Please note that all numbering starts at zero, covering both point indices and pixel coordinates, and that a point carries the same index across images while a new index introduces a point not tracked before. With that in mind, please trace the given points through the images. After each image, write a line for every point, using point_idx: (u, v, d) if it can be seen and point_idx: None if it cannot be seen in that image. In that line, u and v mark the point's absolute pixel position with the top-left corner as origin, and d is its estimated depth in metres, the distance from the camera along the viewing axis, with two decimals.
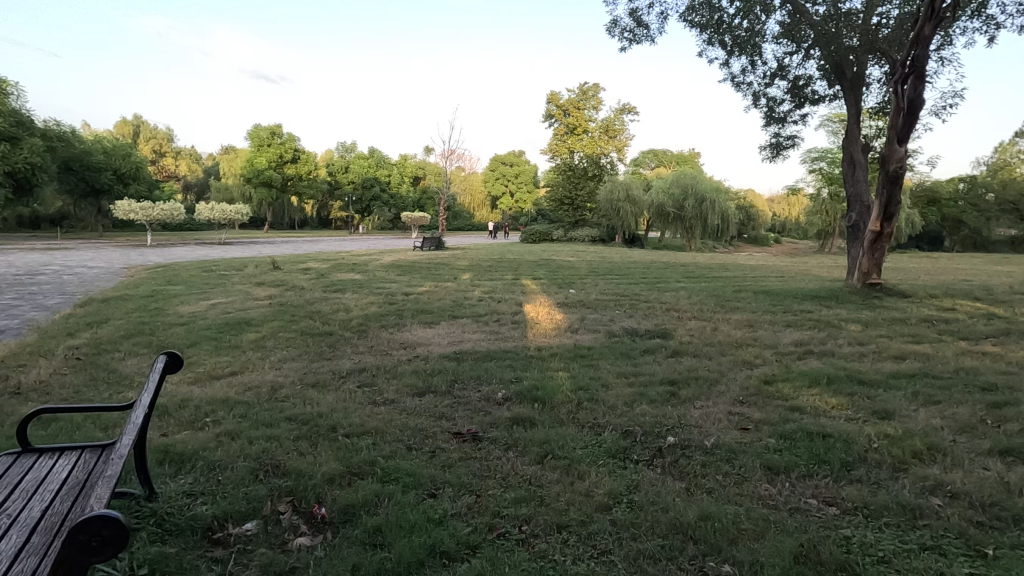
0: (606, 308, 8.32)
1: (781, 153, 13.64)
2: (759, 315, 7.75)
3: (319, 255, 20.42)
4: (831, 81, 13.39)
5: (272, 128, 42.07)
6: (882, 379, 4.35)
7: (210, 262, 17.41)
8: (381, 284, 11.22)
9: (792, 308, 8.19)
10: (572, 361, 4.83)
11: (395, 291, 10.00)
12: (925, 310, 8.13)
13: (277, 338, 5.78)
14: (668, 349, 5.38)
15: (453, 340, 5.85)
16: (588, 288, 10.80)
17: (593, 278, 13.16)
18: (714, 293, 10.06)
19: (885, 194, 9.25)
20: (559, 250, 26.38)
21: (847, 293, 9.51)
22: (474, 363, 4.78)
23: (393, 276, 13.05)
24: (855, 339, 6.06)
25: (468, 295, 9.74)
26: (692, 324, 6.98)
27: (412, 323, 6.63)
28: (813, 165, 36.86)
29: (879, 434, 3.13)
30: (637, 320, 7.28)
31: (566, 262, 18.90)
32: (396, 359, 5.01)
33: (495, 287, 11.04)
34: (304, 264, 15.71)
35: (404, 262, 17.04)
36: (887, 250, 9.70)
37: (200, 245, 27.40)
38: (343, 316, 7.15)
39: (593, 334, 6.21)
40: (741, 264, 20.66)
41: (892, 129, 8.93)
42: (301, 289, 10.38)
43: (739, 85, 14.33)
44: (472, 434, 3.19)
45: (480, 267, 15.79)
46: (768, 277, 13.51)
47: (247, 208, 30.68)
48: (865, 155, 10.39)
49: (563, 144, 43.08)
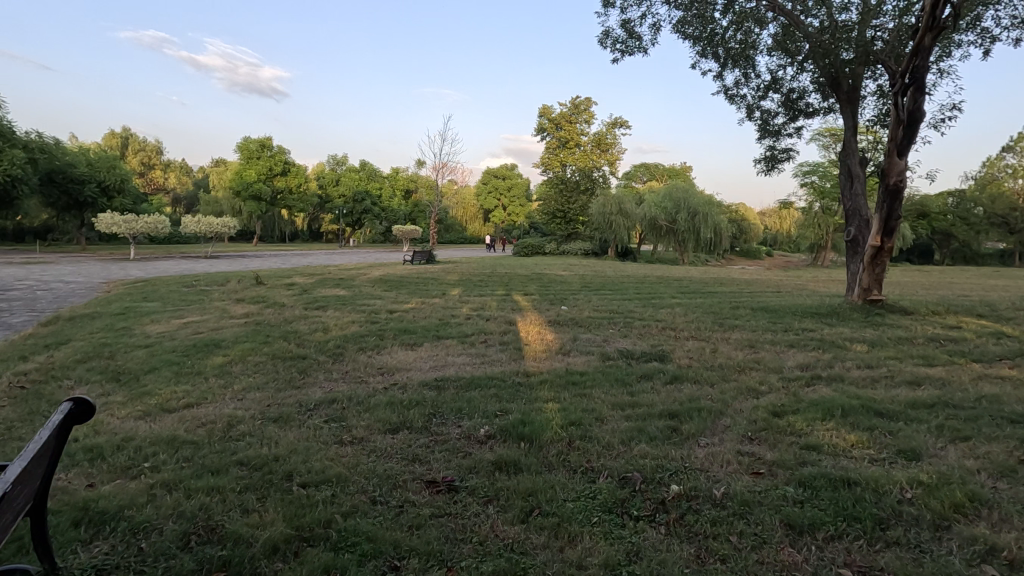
0: (599, 326, 7.95)
1: (776, 166, 13.43)
2: (759, 334, 7.41)
3: (305, 269, 19.98)
4: (826, 94, 13.23)
5: (262, 141, 41.69)
6: (901, 409, 4.00)
7: (192, 277, 16.90)
8: (365, 301, 10.79)
9: (793, 327, 7.87)
10: (562, 389, 4.45)
11: (380, 308, 9.61)
12: (930, 329, 7.81)
13: (245, 363, 5.34)
14: (666, 374, 5.00)
15: (436, 363, 5.45)
16: (581, 305, 10.42)
17: (586, 294, 12.79)
18: (711, 310, 9.72)
19: (885, 208, 8.99)
20: (551, 264, 26.11)
21: (847, 310, 9.20)
22: (455, 392, 4.38)
23: (379, 291, 12.64)
24: (863, 362, 5.71)
25: (456, 312, 9.35)
26: (689, 345, 6.63)
27: (394, 345, 6.22)
28: (804, 179, 36.91)
29: (912, 481, 2.76)
30: (632, 340, 6.90)
31: (558, 276, 18.60)
32: (372, 387, 4.60)
33: (484, 303, 10.67)
34: (288, 279, 15.24)
35: (393, 276, 16.65)
36: (888, 265, 9.43)
37: (185, 259, 26.89)
38: (321, 336, 6.72)
39: (585, 356, 5.83)
40: (735, 278, 20.42)
41: (892, 141, 8.70)
42: (281, 307, 9.94)
43: (732, 97, 14.15)
44: (448, 483, 2.79)
45: (470, 282, 15.42)
46: (765, 293, 13.19)
47: (235, 221, 30.24)
48: (863, 168, 10.18)
49: (556, 157, 43.07)
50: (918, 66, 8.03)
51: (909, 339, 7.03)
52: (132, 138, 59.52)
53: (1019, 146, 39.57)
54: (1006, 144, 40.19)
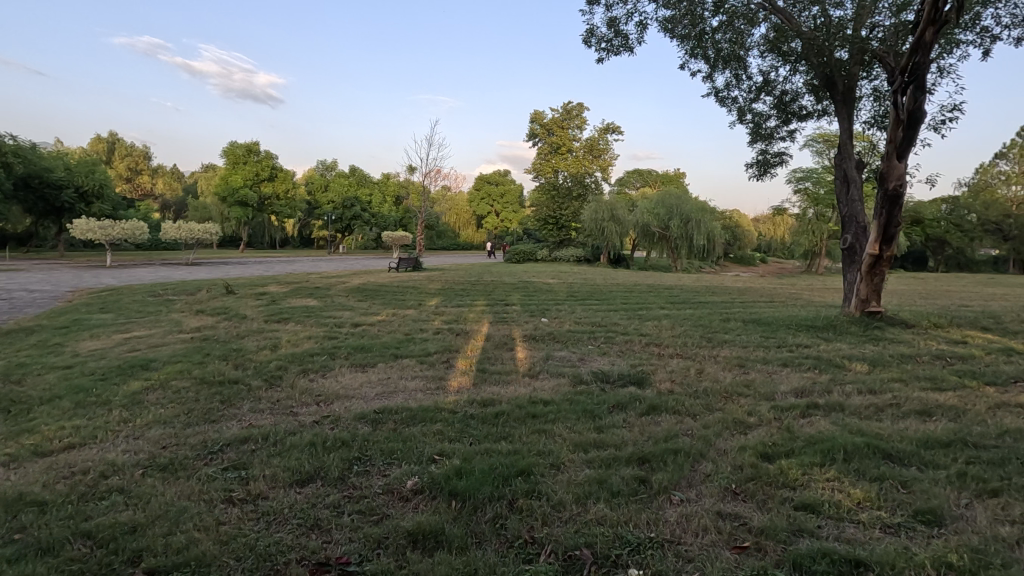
0: (577, 342, 7.30)
1: (768, 171, 12.90)
2: (750, 350, 6.82)
3: (283, 277, 19.30)
4: (819, 96, 12.76)
5: (248, 145, 41.00)
6: (913, 450, 3.40)
7: (163, 285, 16.19)
8: (333, 312, 10.13)
9: (787, 342, 7.27)
10: (519, 424, 3.81)
11: (346, 321, 8.94)
12: (934, 344, 7.26)
13: (164, 390, 4.66)
14: (643, 403, 4.38)
15: (385, 389, 4.81)
16: (562, 317, 9.82)
17: (571, 304, 12.20)
18: (700, 322, 9.12)
19: (884, 214, 8.45)
20: (540, 271, 25.55)
21: (844, 323, 8.64)
22: (394, 429, 3.74)
23: (353, 301, 12.00)
24: (864, 386, 5.11)
25: (427, 325, 8.70)
26: (673, 364, 6.02)
27: (345, 365, 5.58)
28: (798, 185, 36.56)
29: (938, 562, 2.15)
30: (611, 359, 6.27)
31: (545, 285, 17.99)
32: (301, 420, 3.97)
33: (458, 314, 10.05)
34: (262, 288, 14.60)
35: (372, 284, 15.96)
36: (887, 275, 8.88)
37: (165, 266, 26.18)
38: (266, 355, 6.04)
39: (555, 379, 5.21)
40: (728, 286, 19.89)
41: (891, 142, 8.15)
42: (241, 320, 9.25)
43: (723, 99, 13.64)
44: (343, 567, 2.16)
45: (451, 291, 14.78)
46: (759, 303, 12.60)
47: (218, 227, 29.55)
48: (859, 172, 9.65)
49: (548, 163, 42.56)
50: (919, 63, 7.48)
51: (912, 357, 6.46)
52: (119, 143, 58.63)
53: (1012, 153, 39.40)
54: (999, 151, 40.00)
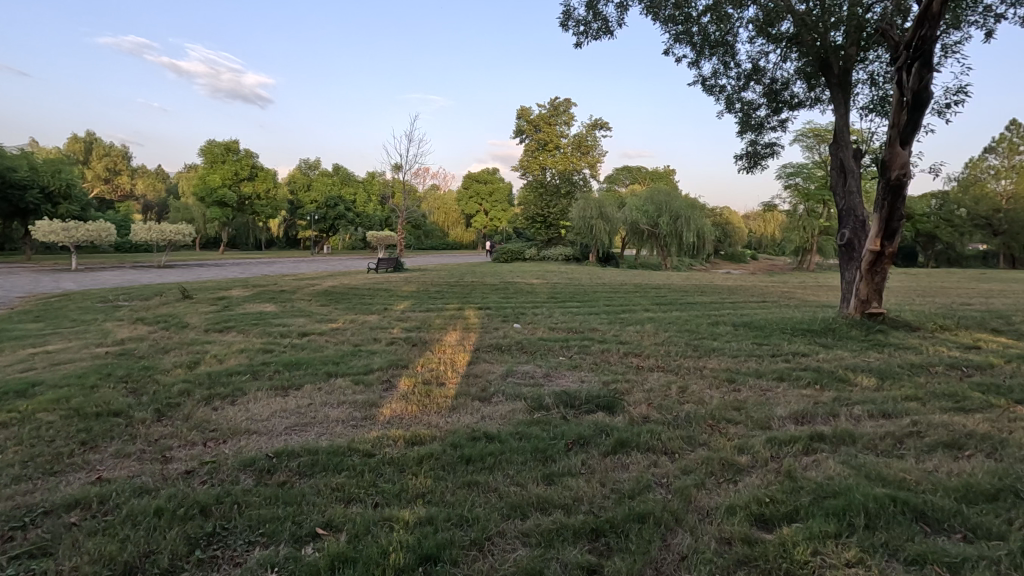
0: (547, 354, 6.43)
1: (759, 163, 12.16)
2: (741, 361, 6.01)
3: (253, 280, 18.33)
4: (811, 83, 12.01)
5: (227, 144, 39.71)
6: (954, 508, 2.59)
7: (120, 290, 15.16)
8: (286, 320, 9.21)
9: (782, 351, 6.47)
10: (447, 474, 2.97)
11: (296, 330, 8.02)
12: (944, 351, 6.50)
13: (21, 425, 3.75)
14: (610, 438, 3.54)
15: (299, 421, 3.94)
16: (537, 323, 8.99)
17: (550, 307, 11.35)
18: (687, 327, 8.30)
19: (886, 206, 7.71)
20: (525, 271, 24.66)
21: (842, 326, 7.89)
22: (283, 484, 2.88)
23: (314, 306, 11.07)
24: (876, 407, 4.32)
25: (384, 333, 7.82)
26: (652, 380, 5.19)
27: (265, 388, 4.69)
28: (788, 181, 36.06)
29: None
30: (582, 374, 5.41)
31: (528, 285, 17.15)
32: (170, 470, 3.09)
33: (424, 320, 9.16)
34: (222, 293, 13.63)
35: (342, 287, 15.02)
36: (889, 273, 8.13)
37: (134, 269, 25.05)
38: (178, 374, 5.14)
39: (511, 404, 4.36)
40: (717, 284, 19.18)
41: (894, 128, 7.34)
42: (179, 328, 8.32)
43: (710, 88, 12.88)
44: None
45: (424, 293, 13.89)
46: (752, 303, 11.80)
47: (191, 228, 28.41)
48: (858, 161, 8.89)
49: (535, 160, 41.46)
50: (925, 37, 6.66)
51: (923, 368, 5.69)
52: (97, 142, 56.76)
53: (1001, 147, 39.17)
54: (988, 145, 39.75)
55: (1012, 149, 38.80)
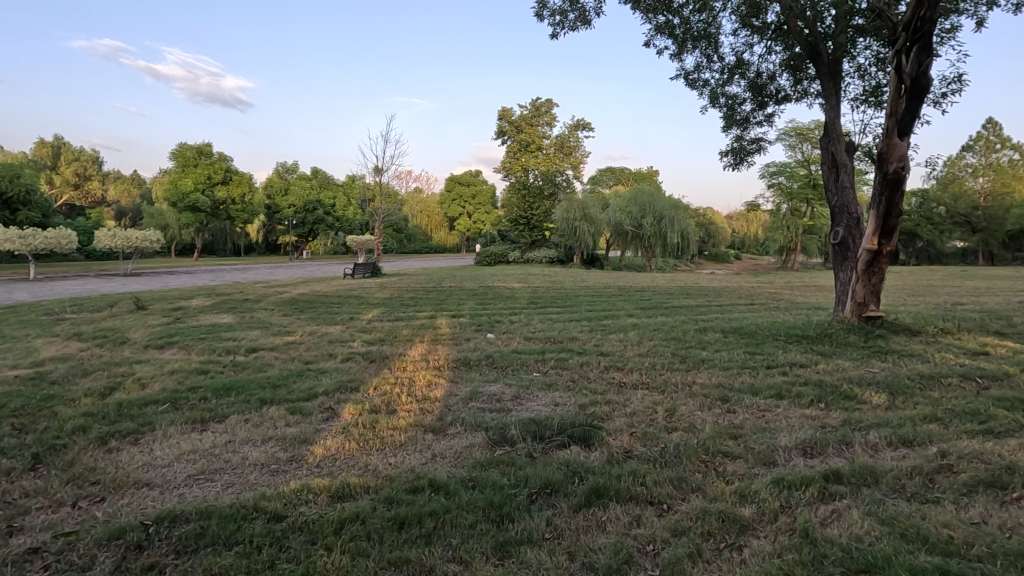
0: (519, 370, 5.76)
1: (745, 159, 11.65)
2: (734, 375, 5.38)
3: (220, 288, 17.42)
4: (797, 75, 11.54)
5: (199, 147, 38.52)
6: None
7: (71, 300, 14.17)
8: (239, 333, 8.42)
9: (776, 361, 5.89)
10: (370, 549, 2.30)
11: (245, 345, 7.26)
12: (952, 358, 5.96)
13: None
14: (584, 486, 2.88)
15: (207, 467, 3.23)
16: (513, 332, 8.34)
17: (528, 313, 10.70)
18: (673, 334, 7.68)
19: (883, 201, 7.20)
20: (507, 274, 23.97)
21: (839, 331, 7.35)
22: (152, 570, 2.19)
23: (276, 316, 10.29)
24: (893, 433, 3.71)
25: (342, 347, 7.08)
26: (635, 401, 4.55)
27: (177, 422, 3.95)
28: (771, 180, 35.96)
29: None
30: (556, 394, 4.76)
31: (508, 290, 16.52)
32: (9, 548, 2.37)
33: (389, 332, 8.42)
34: (180, 303, 12.75)
35: (311, 295, 14.20)
36: (886, 273, 7.63)
37: (98, 278, 23.90)
38: (83, 405, 4.37)
39: (470, 437, 3.69)
40: (703, 286, 18.70)
41: (891, 117, 6.78)
42: (115, 345, 7.49)
43: (693, 82, 12.37)
44: None
45: (397, 300, 13.12)
46: (740, 306, 11.24)
47: (159, 235, 27.28)
48: (850, 156, 8.38)
49: (517, 161, 40.79)
50: (926, 16, 6.07)
51: (934, 380, 5.12)
52: (66, 147, 54.81)
53: (978, 146, 39.38)
54: (965, 144, 39.93)
55: (989, 147, 39.01)
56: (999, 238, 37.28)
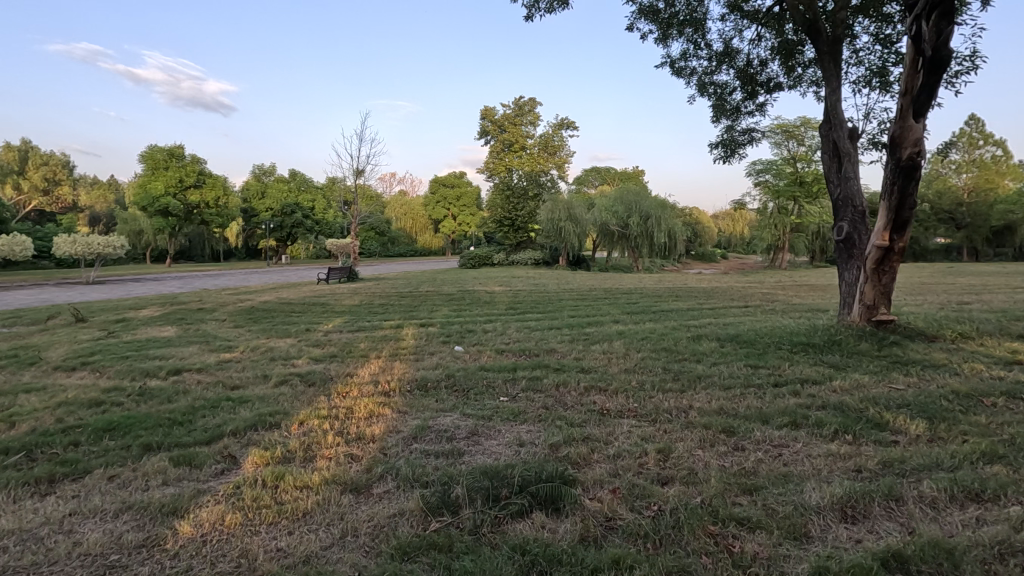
0: (482, 394, 4.84)
1: (736, 152, 10.87)
2: (737, 399, 4.49)
3: (180, 296, 16.29)
4: (788, 62, 10.81)
5: (170, 149, 37.01)
6: None
7: (8, 312, 12.96)
8: (174, 349, 7.41)
9: (785, 379, 5.01)
10: None
11: (170, 364, 6.23)
12: (984, 370, 5.15)
13: None
14: None
15: (10, 565, 2.26)
16: (484, 344, 7.42)
17: (504, 321, 9.81)
18: (663, 344, 6.79)
19: (896, 192, 6.40)
20: (488, 276, 23.08)
21: (848, 338, 6.53)
22: None
23: (224, 328, 9.29)
24: (954, 483, 2.85)
25: (282, 366, 6.09)
26: (620, 437, 3.65)
27: (13, 484, 2.98)
28: (758, 178, 35.47)
29: None
30: (524, 429, 3.86)
31: (487, 294, 15.64)
32: None
33: (344, 346, 7.44)
34: (128, 314, 11.67)
35: (273, 303, 13.12)
36: (897, 272, 6.85)
37: (57, 287, 22.59)
38: None
39: (400, 502, 2.77)
40: (691, 286, 17.99)
41: (907, 94, 5.95)
42: (20, 368, 6.44)
43: (679, 70, 11.56)
44: None
45: (365, 308, 12.13)
46: (734, 309, 10.40)
47: (124, 241, 25.92)
48: (854, 143, 7.58)
49: (500, 161, 40.10)
50: None
51: (974, 400, 4.29)
52: (33, 151, 51.42)
53: (962, 142, 39.27)
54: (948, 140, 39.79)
55: (972, 144, 38.89)
56: (983, 234, 37.08)
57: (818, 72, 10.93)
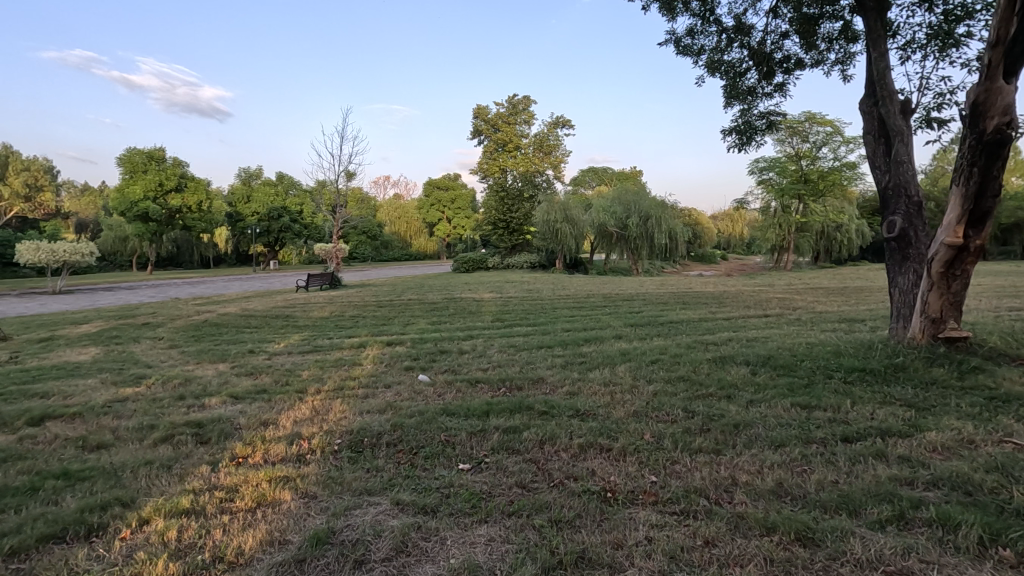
0: (434, 459, 3.40)
1: (752, 139, 9.51)
2: (803, 469, 3.07)
3: (139, 307, 14.85)
4: (809, 36, 9.44)
5: (149, 152, 35.55)
6: None
7: None
8: (71, 379, 5.99)
9: (859, 433, 3.57)
10: None
11: (43, 406, 4.80)
12: None
13: None
14: None
15: None
16: (456, 369, 6.02)
17: (488, 336, 8.41)
18: (679, 371, 5.36)
19: (975, 174, 5.00)
20: (479, 282, 21.59)
21: (914, 363, 5.13)
22: None
23: (156, 349, 7.88)
24: None
25: (186, 408, 4.68)
26: (640, 562, 2.21)
27: None
28: (762, 176, 33.97)
29: None
30: (484, 538, 2.44)
31: (475, 301, 14.23)
32: None
33: (283, 375, 5.99)
34: (61, 330, 10.24)
35: (231, 316, 11.67)
36: (971, 276, 5.44)
37: (21, 297, 21.20)
38: None
39: None
40: (698, 291, 16.60)
41: (999, 42, 4.56)
42: None
43: (685, 49, 10.19)
44: None
45: (332, 321, 10.72)
46: (754, 319, 8.99)
47: (93, 247, 24.37)
48: (906, 120, 6.19)
49: (494, 162, 38.72)
50: None
51: None
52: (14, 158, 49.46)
53: None
54: None
55: None
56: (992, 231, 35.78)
57: (845, 46, 9.54)
